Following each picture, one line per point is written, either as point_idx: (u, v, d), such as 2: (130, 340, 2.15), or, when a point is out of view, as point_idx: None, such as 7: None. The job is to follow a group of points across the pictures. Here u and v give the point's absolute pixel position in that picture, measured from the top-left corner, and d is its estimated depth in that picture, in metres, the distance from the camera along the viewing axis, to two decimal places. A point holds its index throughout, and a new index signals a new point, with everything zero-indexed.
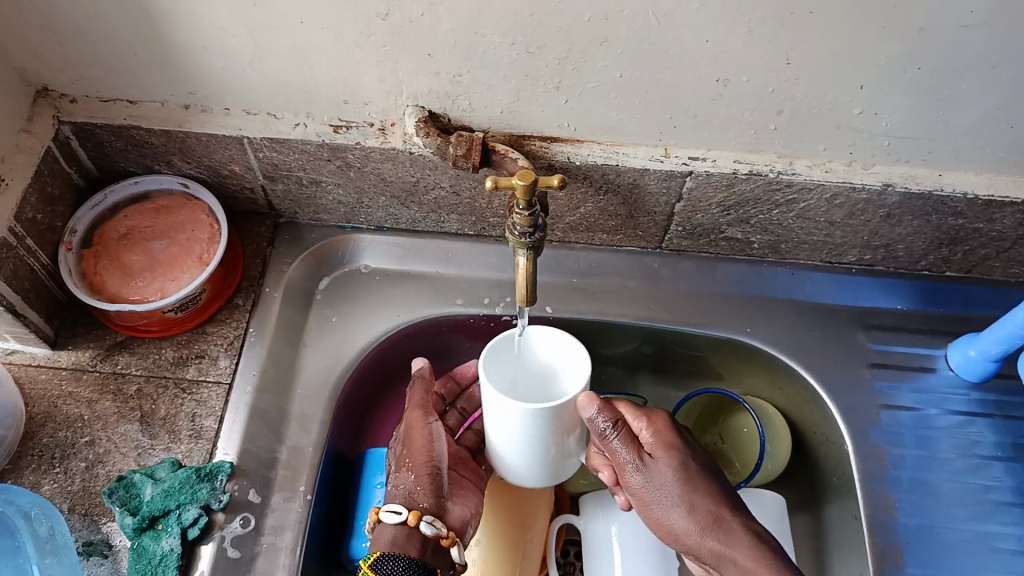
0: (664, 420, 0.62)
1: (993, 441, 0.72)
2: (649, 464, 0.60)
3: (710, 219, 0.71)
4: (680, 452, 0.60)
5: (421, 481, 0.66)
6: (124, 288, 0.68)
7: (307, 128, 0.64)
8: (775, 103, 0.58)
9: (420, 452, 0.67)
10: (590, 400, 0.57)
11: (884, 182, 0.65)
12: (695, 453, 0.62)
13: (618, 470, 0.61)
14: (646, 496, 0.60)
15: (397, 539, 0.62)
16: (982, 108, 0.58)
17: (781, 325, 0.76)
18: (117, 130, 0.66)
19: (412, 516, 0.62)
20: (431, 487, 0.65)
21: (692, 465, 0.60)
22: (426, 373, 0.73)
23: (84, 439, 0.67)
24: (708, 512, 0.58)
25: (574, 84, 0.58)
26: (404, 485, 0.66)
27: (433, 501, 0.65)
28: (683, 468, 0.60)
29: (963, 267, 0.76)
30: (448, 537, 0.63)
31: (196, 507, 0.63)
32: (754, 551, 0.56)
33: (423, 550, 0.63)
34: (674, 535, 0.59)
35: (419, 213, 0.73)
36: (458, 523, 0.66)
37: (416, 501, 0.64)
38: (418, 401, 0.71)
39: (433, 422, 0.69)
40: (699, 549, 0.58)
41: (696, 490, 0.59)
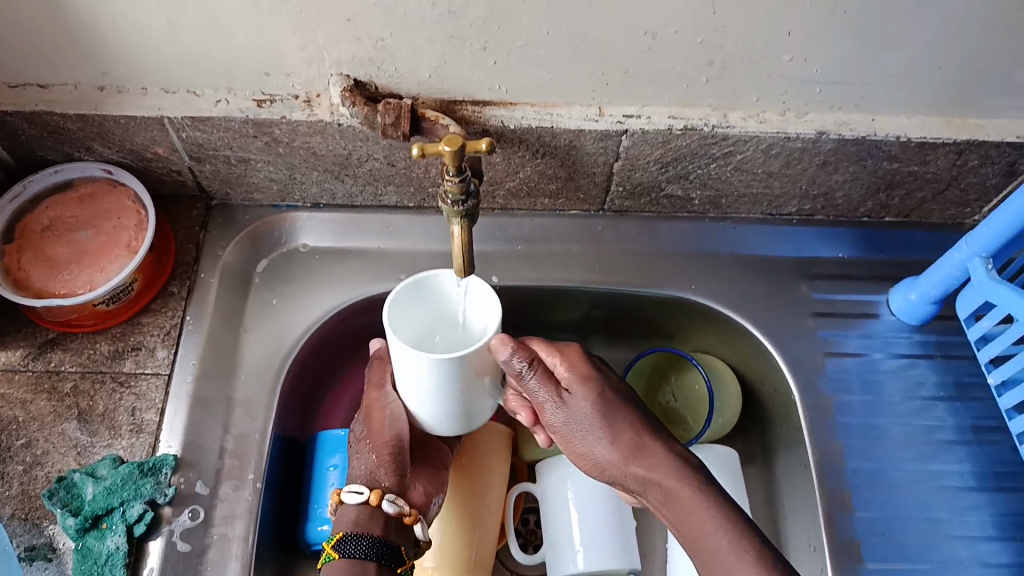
0: (577, 352, 0.61)
1: (936, 382, 0.74)
2: (571, 400, 0.59)
3: (650, 177, 0.70)
4: (596, 382, 0.60)
5: (383, 461, 0.64)
6: (49, 282, 0.65)
7: (229, 104, 0.62)
8: (705, 54, 0.58)
9: (380, 432, 0.64)
10: (504, 342, 0.54)
11: (817, 130, 0.65)
12: (613, 389, 0.61)
13: (538, 408, 0.60)
14: (569, 431, 0.60)
15: (361, 518, 0.62)
16: (909, 49, 0.58)
17: (727, 280, 0.76)
18: (30, 116, 0.63)
19: (374, 496, 0.61)
20: (393, 468, 0.64)
21: (609, 394, 0.60)
22: (384, 354, 0.69)
23: (20, 442, 0.64)
24: (628, 439, 0.59)
25: (501, 44, 0.57)
26: (364, 465, 0.64)
27: (395, 481, 0.64)
28: (602, 397, 0.59)
29: (901, 212, 0.77)
30: (411, 514, 0.62)
31: (142, 503, 0.62)
32: (675, 473, 0.58)
33: (386, 529, 0.62)
34: (601, 465, 0.60)
35: (355, 186, 0.72)
36: (422, 500, 0.65)
37: (378, 481, 0.64)
38: (374, 380, 0.67)
39: (392, 401, 0.66)
40: (625, 477, 0.59)
41: (616, 418, 0.60)
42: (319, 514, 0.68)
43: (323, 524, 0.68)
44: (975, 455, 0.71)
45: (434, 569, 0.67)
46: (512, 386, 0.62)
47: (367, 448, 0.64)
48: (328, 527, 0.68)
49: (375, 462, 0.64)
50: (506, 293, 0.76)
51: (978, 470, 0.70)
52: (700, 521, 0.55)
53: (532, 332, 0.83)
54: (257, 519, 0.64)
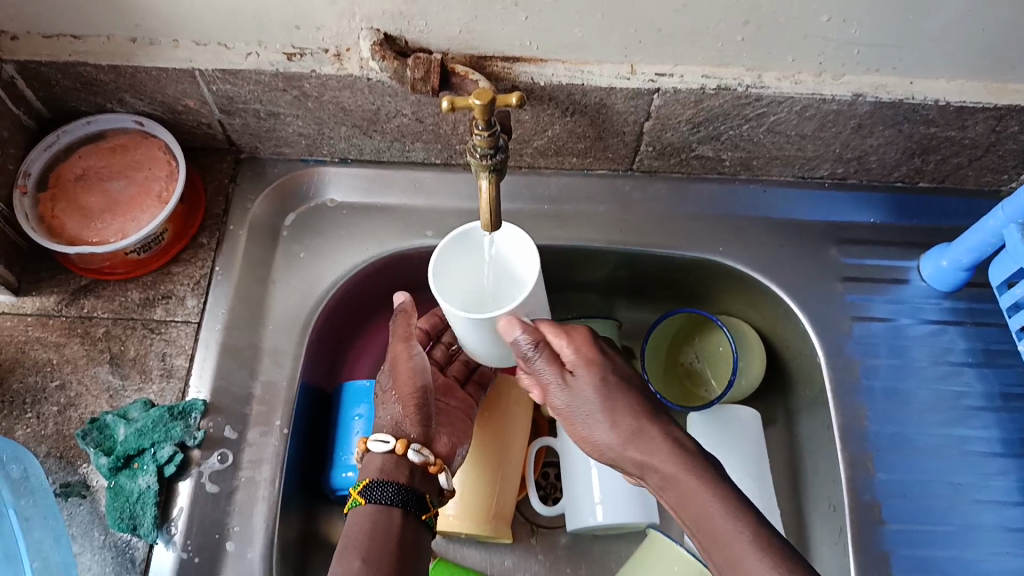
0: (585, 336, 0.61)
1: (965, 348, 0.73)
2: (572, 383, 0.60)
3: (680, 138, 0.70)
4: (600, 367, 0.60)
5: (409, 411, 0.65)
6: (84, 231, 0.66)
7: (259, 58, 0.62)
8: (743, 13, 0.56)
9: (407, 385, 0.66)
10: (510, 323, 0.58)
11: (854, 92, 0.63)
12: (616, 372, 0.61)
13: (543, 389, 0.61)
14: (571, 412, 0.61)
15: (386, 467, 0.63)
16: (954, 10, 0.56)
17: (755, 243, 0.76)
18: (63, 68, 0.63)
19: (399, 445, 0.63)
20: (418, 417, 0.65)
21: (612, 378, 0.60)
22: (408, 307, 0.67)
23: (55, 384, 0.66)
24: (629, 424, 0.59)
25: (533, 0, 0.56)
26: (391, 415, 0.66)
27: (421, 431, 0.65)
28: (601, 381, 0.59)
29: (936, 178, 0.76)
30: (435, 463, 0.64)
31: (171, 445, 0.64)
32: (673, 458, 0.57)
33: (411, 477, 0.64)
34: (601, 449, 0.61)
35: (383, 142, 0.72)
36: (446, 450, 0.66)
37: (403, 430, 0.65)
38: (400, 333, 0.67)
39: (417, 353, 0.67)
40: (624, 461, 0.60)
41: (617, 403, 0.59)
42: (345, 461, 0.70)
43: (349, 470, 0.69)
44: (1002, 422, 0.71)
45: (455, 517, 0.70)
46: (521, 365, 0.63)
47: (392, 398, 0.66)
48: (353, 473, 0.69)
49: (401, 412, 0.65)
50: (532, 252, 0.77)
51: (1006, 436, 0.70)
52: (698, 500, 0.55)
53: (557, 290, 0.84)
54: (283, 463, 0.66)
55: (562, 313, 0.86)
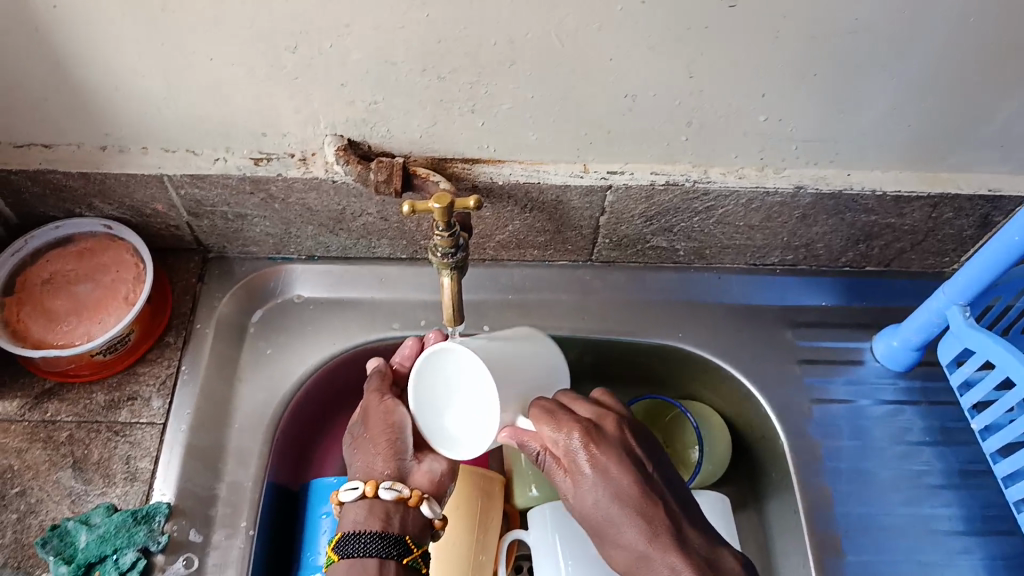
0: (578, 441, 0.56)
1: (922, 427, 0.75)
2: (570, 488, 0.57)
3: (635, 230, 0.73)
4: (597, 481, 0.56)
5: (380, 449, 0.63)
6: (49, 334, 0.67)
7: (227, 163, 0.64)
8: (684, 114, 0.60)
9: (379, 425, 0.64)
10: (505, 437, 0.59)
11: (796, 185, 0.67)
12: (613, 479, 0.55)
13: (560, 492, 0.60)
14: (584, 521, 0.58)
15: (361, 517, 0.61)
16: (879, 109, 0.60)
17: (713, 329, 0.78)
18: (33, 175, 0.65)
19: (370, 487, 0.60)
20: (390, 454, 0.63)
21: (610, 493, 0.55)
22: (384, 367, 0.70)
23: (15, 490, 0.65)
24: (626, 546, 0.56)
25: (488, 107, 0.59)
26: (363, 457, 0.64)
27: (395, 467, 0.62)
28: (596, 497, 0.56)
29: (882, 262, 0.79)
30: (413, 497, 0.61)
31: (134, 550, 0.63)
32: None
33: (389, 520, 0.61)
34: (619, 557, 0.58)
35: (349, 240, 0.74)
36: (429, 482, 0.63)
37: (374, 471, 0.63)
38: (374, 386, 0.67)
39: (390, 397, 0.66)
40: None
41: (619, 521, 0.55)
42: (311, 562, 0.68)
43: (315, 571, 0.68)
44: (962, 499, 0.72)
45: None
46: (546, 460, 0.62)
47: (361, 444, 0.65)
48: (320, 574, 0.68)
49: (369, 457, 0.64)
50: None
51: (967, 513, 0.71)
52: None
53: None
54: (249, 566, 0.65)
55: None
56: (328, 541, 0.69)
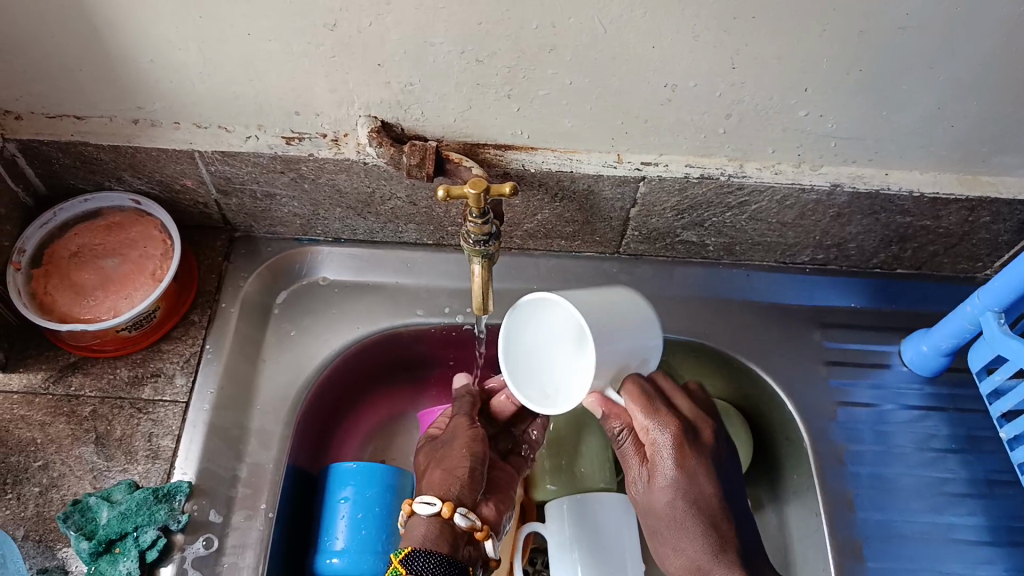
0: (673, 436, 0.60)
1: (948, 434, 0.74)
2: (647, 480, 0.61)
3: (666, 223, 0.72)
4: (683, 475, 0.60)
5: (458, 475, 0.65)
6: (75, 307, 0.67)
7: (258, 141, 0.64)
8: (724, 107, 0.59)
9: (459, 449, 0.67)
10: (597, 405, 0.60)
11: (832, 182, 0.66)
12: (691, 473, 0.60)
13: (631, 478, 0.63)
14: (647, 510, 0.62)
15: (430, 533, 0.60)
16: (923, 108, 0.59)
17: (740, 327, 0.77)
18: (64, 146, 0.65)
19: (447, 509, 0.61)
20: (468, 482, 0.64)
21: (689, 489, 0.60)
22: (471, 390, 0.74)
23: (37, 463, 0.65)
24: (688, 554, 0.60)
25: (525, 92, 0.58)
26: (439, 479, 0.65)
27: (471, 495, 0.64)
28: (667, 489, 0.60)
29: (914, 264, 0.78)
30: (483, 530, 0.62)
31: (154, 529, 0.62)
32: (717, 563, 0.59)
33: (454, 545, 0.61)
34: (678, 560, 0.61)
35: (377, 223, 0.73)
36: (493, 519, 0.66)
37: (450, 494, 0.63)
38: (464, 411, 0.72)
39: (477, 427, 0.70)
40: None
41: (684, 519, 0.60)
42: (329, 547, 0.68)
43: (333, 556, 0.68)
44: (988, 508, 0.71)
45: None
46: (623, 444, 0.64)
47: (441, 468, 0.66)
48: (338, 560, 0.68)
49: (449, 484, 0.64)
50: None
51: (992, 523, 0.70)
52: None
53: None
54: (268, 549, 0.65)
55: None
56: (347, 527, 0.69)
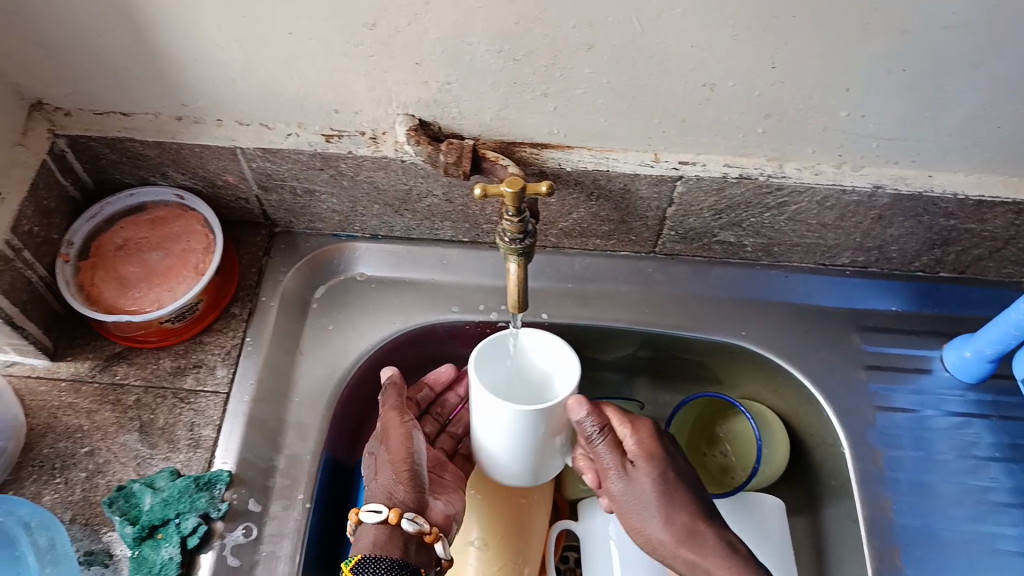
0: (648, 428, 0.64)
1: (991, 442, 0.72)
2: (627, 470, 0.61)
3: (702, 223, 0.71)
4: (660, 462, 0.62)
5: (402, 479, 0.64)
6: (120, 299, 0.69)
7: (299, 138, 0.65)
8: (762, 107, 0.59)
9: (401, 450, 0.65)
10: (580, 403, 0.58)
11: (874, 183, 0.65)
12: (669, 455, 0.63)
13: (601, 475, 0.62)
14: (625, 504, 0.62)
15: (380, 539, 0.61)
16: (968, 108, 0.58)
17: (776, 328, 0.76)
18: (111, 142, 0.67)
19: (394, 515, 0.61)
20: (413, 485, 0.64)
21: (672, 475, 0.62)
22: (397, 379, 0.70)
23: (84, 450, 0.67)
24: (683, 525, 0.60)
25: (562, 91, 0.58)
26: (383, 483, 0.64)
27: (415, 497, 0.63)
28: (653, 472, 0.62)
29: (956, 268, 0.76)
30: (431, 532, 0.62)
31: (195, 516, 0.64)
32: (724, 559, 0.59)
33: (406, 549, 0.62)
34: (651, 545, 0.61)
35: (413, 221, 0.74)
36: (443, 520, 0.65)
37: (396, 499, 0.63)
38: (392, 404, 0.68)
39: (411, 422, 0.67)
40: (674, 559, 0.60)
41: (673, 500, 0.61)
42: None
43: None
44: None
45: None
46: (579, 448, 0.64)
47: (382, 475, 0.64)
48: None
49: (391, 491, 0.63)
50: (555, 330, 0.77)
51: None
52: None
53: (578, 369, 0.84)
54: (304, 538, 0.66)
55: (583, 392, 0.85)
56: None
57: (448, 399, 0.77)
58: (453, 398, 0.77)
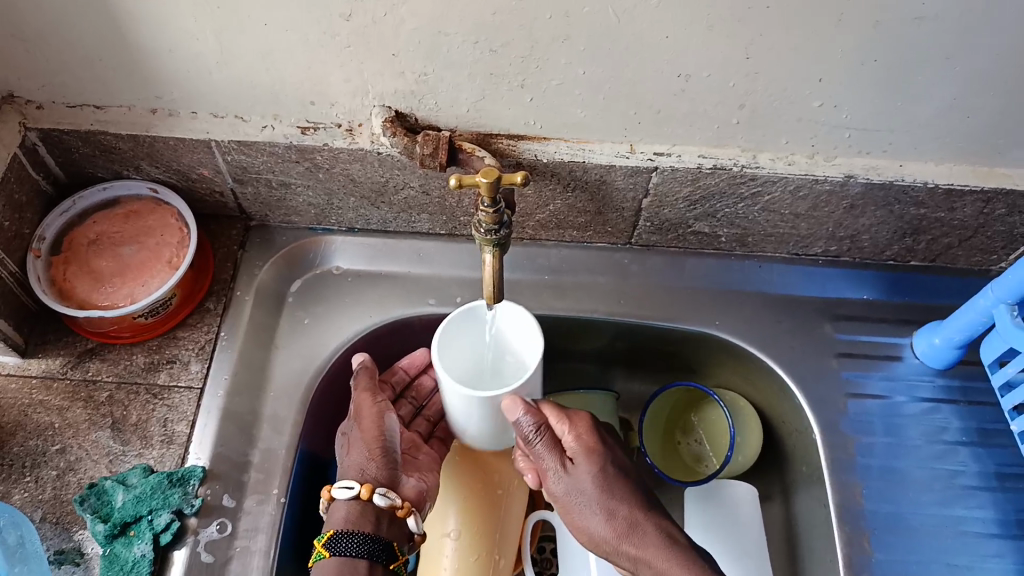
0: (587, 422, 0.63)
1: (959, 427, 0.73)
2: (564, 467, 0.61)
3: (678, 214, 0.72)
4: (600, 457, 0.62)
5: (373, 455, 0.65)
6: (93, 294, 0.68)
7: (274, 131, 0.65)
8: (737, 97, 0.59)
9: (372, 429, 0.65)
10: (514, 403, 0.60)
11: (845, 173, 0.66)
12: (611, 451, 0.63)
13: (542, 474, 0.63)
14: (569, 501, 0.61)
15: (351, 516, 0.62)
16: (938, 99, 0.59)
17: (751, 318, 0.77)
18: (85, 135, 0.66)
19: (365, 490, 0.61)
20: (384, 461, 0.65)
21: (610, 469, 0.62)
22: (369, 364, 0.69)
23: (55, 447, 0.66)
24: (623, 518, 0.60)
25: (539, 82, 0.58)
26: (355, 460, 0.65)
27: (387, 473, 0.64)
28: (594, 469, 0.61)
29: (927, 256, 0.77)
30: (403, 508, 0.63)
31: (168, 513, 0.63)
32: (664, 553, 0.59)
33: (378, 525, 0.63)
34: (596, 541, 0.62)
35: (390, 213, 0.74)
36: (416, 497, 0.66)
37: (367, 475, 0.64)
38: (364, 385, 0.68)
39: (382, 402, 0.67)
40: (618, 554, 0.61)
41: (614, 495, 0.61)
42: None
43: None
44: (997, 502, 0.71)
45: None
46: (521, 446, 0.65)
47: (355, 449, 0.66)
48: None
49: (363, 468, 0.65)
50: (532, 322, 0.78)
51: (1002, 517, 0.70)
52: None
53: (555, 360, 0.84)
54: (279, 533, 0.66)
55: (561, 383, 0.86)
56: None
57: (424, 382, 0.77)
58: (428, 381, 0.77)
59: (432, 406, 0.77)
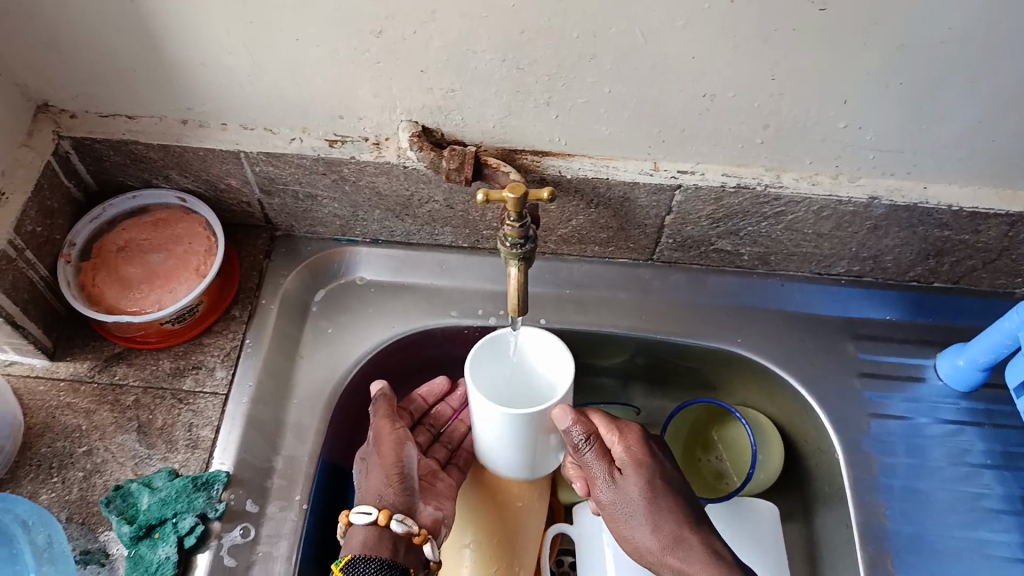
0: (636, 435, 0.65)
1: (983, 450, 0.73)
2: (613, 477, 0.63)
3: (700, 232, 0.72)
4: (649, 469, 0.63)
5: (391, 480, 0.65)
6: (121, 300, 0.69)
7: (302, 143, 0.66)
8: (761, 118, 0.60)
9: (391, 455, 0.66)
10: (565, 413, 0.61)
11: (869, 195, 0.66)
12: (662, 464, 0.64)
13: (591, 483, 0.64)
14: (615, 510, 0.62)
15: (368, 541, 0.62)
16: (964, 122, 0.59)
17: (772, 336, 0.77)
18: (116, 144, 0.67)
19: (383, 516, 0.62)
20: (401, 487, 0.65)
21: (660, 481, 0.62)
22: (387, 392, 0.71)
23: (82, 449, 0.68)
24: (669, 531, 0.60)
25: (564, 100, 0.59)
26: (373, 485, 0.65)
27: (404, 499, 0.65)
28: (644, 481, 0.62)
29: (951, 278, 0.77)
30: (420, 534, 0.63)
31: (193, 515, 0.64)
32: (709, 567, 0.58)
33: (395, 549, 0.63)
34: (642, 553, 0.62)
35: (414, 225, 0.75)
36: (431, 524, 0.66)
37: (385, 501, 0.64)
38: (384, 412, 0.69)
39: (401, 429, 0.68)
40: (660, 566, 0.61)
41: (661, 508, 0.61)
42: None
43: None
44: None
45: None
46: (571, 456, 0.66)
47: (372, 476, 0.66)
48: None
49: (380, 495, 0.65)
50: (553, 336, 0.78)
51: None
52: None
53: (575, 374, 0.85)
54: (301, 539, 0.66)
55: (580, 397, 0.86)
56: None
57: (442, 411, 0.78)
58: (445, 410, 0.78)
59: (448, 434, 0.77)
